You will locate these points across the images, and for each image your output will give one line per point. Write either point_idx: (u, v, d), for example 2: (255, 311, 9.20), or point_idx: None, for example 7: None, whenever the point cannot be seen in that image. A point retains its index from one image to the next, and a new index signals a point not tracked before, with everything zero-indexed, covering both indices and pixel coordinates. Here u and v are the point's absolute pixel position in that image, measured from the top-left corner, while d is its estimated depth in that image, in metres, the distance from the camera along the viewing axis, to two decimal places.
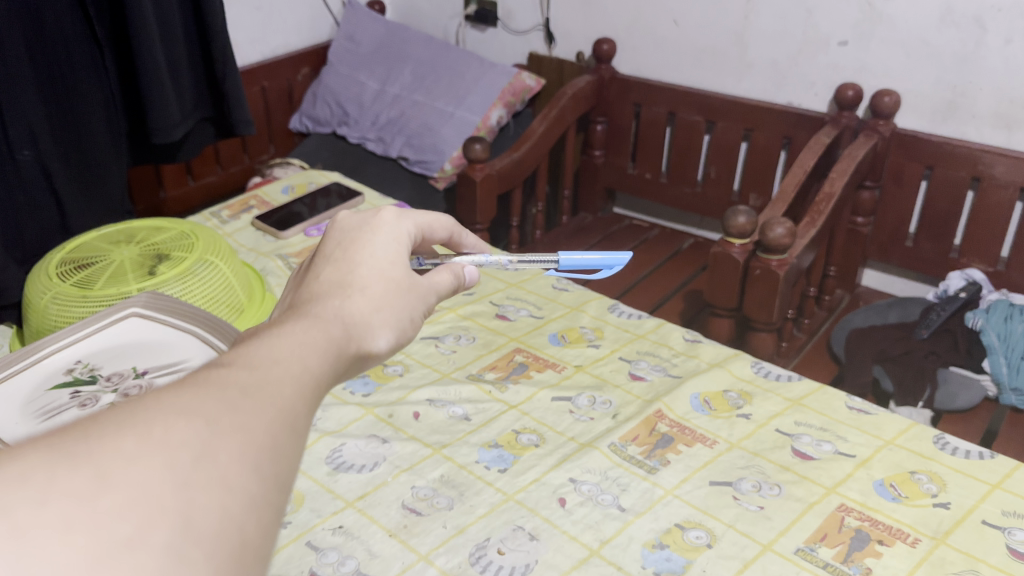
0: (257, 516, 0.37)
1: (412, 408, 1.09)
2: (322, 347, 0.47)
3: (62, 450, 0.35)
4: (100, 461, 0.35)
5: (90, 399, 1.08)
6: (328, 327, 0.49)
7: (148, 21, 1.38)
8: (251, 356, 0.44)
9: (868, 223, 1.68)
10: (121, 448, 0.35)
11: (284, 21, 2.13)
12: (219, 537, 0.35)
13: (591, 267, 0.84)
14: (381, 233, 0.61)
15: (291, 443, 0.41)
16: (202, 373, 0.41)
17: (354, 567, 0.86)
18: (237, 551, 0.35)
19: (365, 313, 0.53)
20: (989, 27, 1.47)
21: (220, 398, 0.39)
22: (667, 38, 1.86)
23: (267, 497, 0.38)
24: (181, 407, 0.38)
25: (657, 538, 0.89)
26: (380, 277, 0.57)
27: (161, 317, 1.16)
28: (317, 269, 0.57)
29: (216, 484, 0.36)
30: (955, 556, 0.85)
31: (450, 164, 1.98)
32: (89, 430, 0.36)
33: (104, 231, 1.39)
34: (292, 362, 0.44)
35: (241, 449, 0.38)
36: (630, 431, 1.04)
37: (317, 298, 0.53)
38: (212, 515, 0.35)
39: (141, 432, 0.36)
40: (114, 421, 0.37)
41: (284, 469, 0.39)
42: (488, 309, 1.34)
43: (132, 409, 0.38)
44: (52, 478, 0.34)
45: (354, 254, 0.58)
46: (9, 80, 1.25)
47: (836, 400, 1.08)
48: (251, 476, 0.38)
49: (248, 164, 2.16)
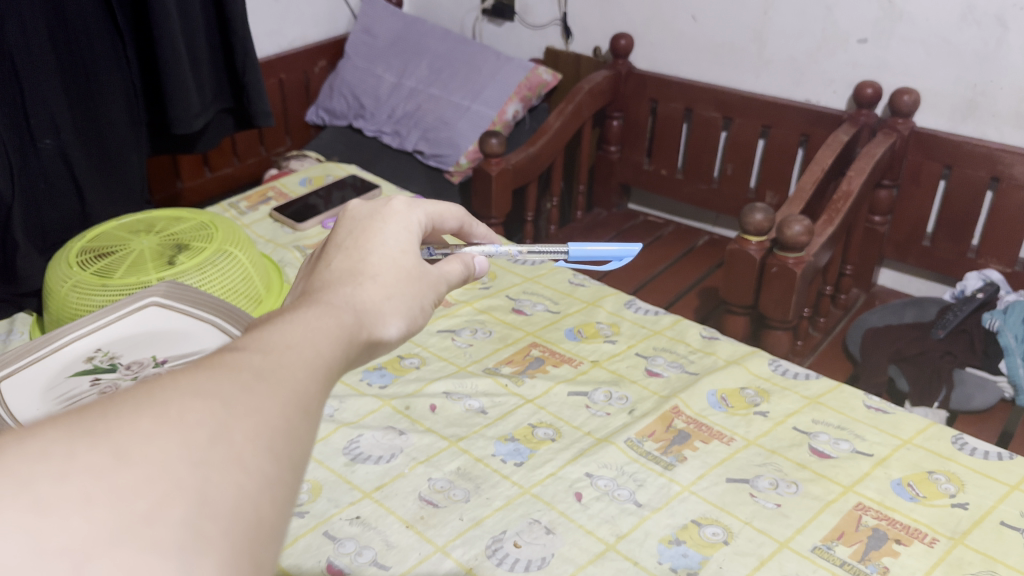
0: (271, 494, 0.37)
1: (429, 400, 1.09)
2: (334, 333, 0.47)
3: (82, 428, 0.36)
4: (118, 441, 0.35)
5: (110, 386, 1.11)
6: (340, 313, 0.50)
7: (169, 11, 1.39)
8: (265, 340, 0.44)
9: (886, 222, 1.67)
10: (138, 427, 0.36)
11: (302, 14, 2.14)
12: (235, 514, 0.35)
13: (602, 259, 0.83)
14: (394, 221, 0.61)
15: (306, 425, 0.41)
16: (219, 357, 0.42)
17: (372, 557, 0.86)
18: (253, 528, 0.35)
19: (376, 301, 0.53)
20: (1011, 25, 1.45)
21: (235, 380, 0.40)
22: (685, 33, 1.86)
23: (282, 476, 0.38)
24: (196, 388, 0.38)
25: (674, 534, 0.89)
26: (390, 265, 0.57)
27: (182, 307, 1.16)
28: (329, 257, 0.58)
29: (232, 463, 0.36)
30: (973, 557, 0.85)
31: (466, 158, 1.98)
32: (108, 409, 0.37)
33: (125, 220, 1.40)
34: (304, 347, 0.44)
35: (255, 429, 0.38)
36: (647, 427, 1.04)
37: (329, 286, 0.53)
38: (227, 492, 0.35)
39: (157, 411, 0.37)
40: (132, 400, 0.37)
41: (299, 451, 0.39)
42: (504, 302, 1.34)
43: (148, 390, 0.38)
44: (71, 455, 0.35)
45: (366, 243, 0.58)
46: (31, 67, 1.27)
47: (854, 399, 1.08)
48: (266, 456, 0.38)
49: (264, 156, 2.17)
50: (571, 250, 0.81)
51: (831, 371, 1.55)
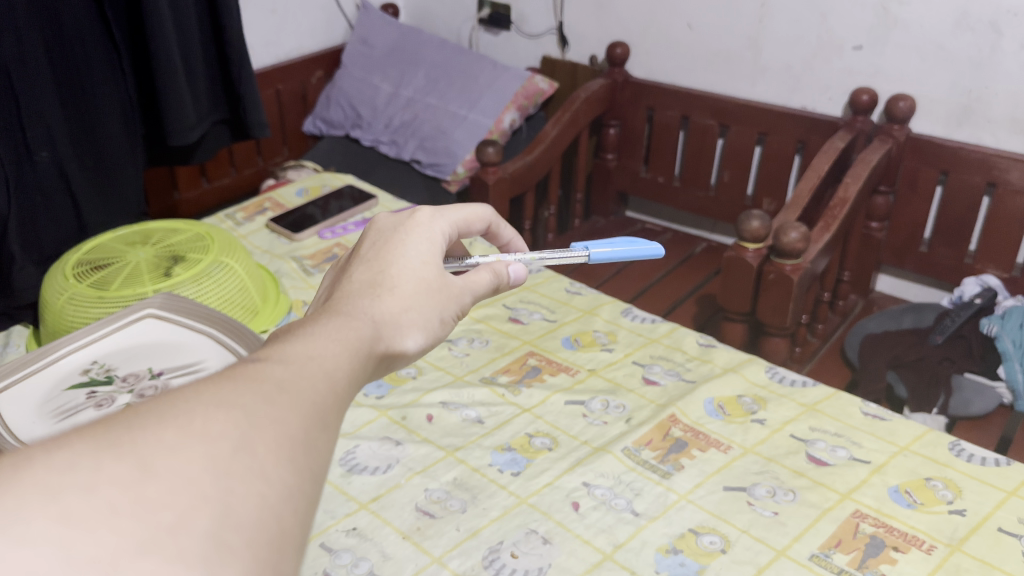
0: (294, 506, 0.37)
1: (425, 410, 1.09)
2: (353, 346, 0.48)
3: (107, 440, 0.36)
4: (142, 453, 0.36)
5: (107, 399, 1.09)
6: (359, 325, 0.50)
7: (165, 23, 1.39)
8: (287, 352, 0.45)
9: (883, 228, 1.67)
10: (163, 439, 0.37)
11: (298, 25, 2.14)
12: (258, 525, 0.36)
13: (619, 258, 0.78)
14: (416, 233, 0.61)
15: (324, 437, 0.41)
16: (241, 368, 0.43)
17: (368, 568, 0.86)
18: (277, 538, 0.36)
19: (395, 313, 0.53)
20: (1005, 32, 1.46)
21: (258, 392, 0.41)
22: (680, 41, 1.86)
23: (302, 487, 0.38)
24: (219, 399, 0.39)
25: (671, 543, 0.88)
26: (411, 276, 0.57)
27: (181, 319, 1.17)
28: (350, 269, 0.58)
29: (255, 475, 0.37)
30: (970, 563, 0.85)
31: (463, 167, 1.99)
32: (132, 421, 0.38)
33: (120, 232, 1.40)
34: (326, 358, 0.45)
35: (277, 441, 0.39)
36: (643, 436, 1.04)
37: (349, 297, 0.54)
38: (250, 504, 0.36)
39: (181, 423, 0.38)
40: (155, 412, 0.38)
41: (319, 463, 0.40)
42: (501, 312, 1.34)
43: (172, 401, 0.39)
44: (97, 467, 0.35)
45: (386, 255, 0.58)
46: (28, 81, 1.27)
47: (851, 406, 1.08)
48: (288, 468, 0.38)
49: (261, 167, 2.18)
50: (593, 254, 0.76)
51: (829, 378, 1.55)
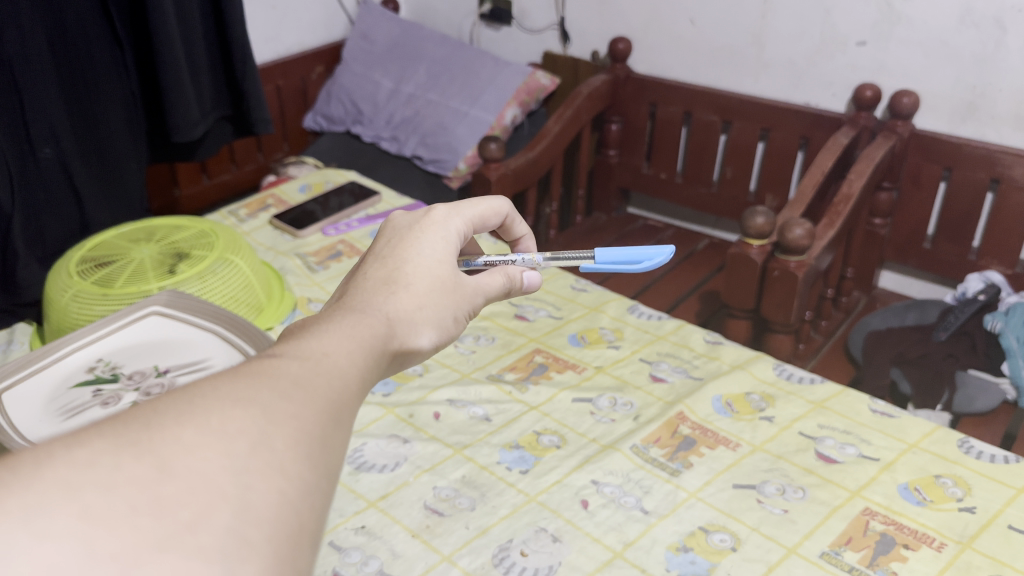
0: (311, 502, 0.37)
1: (432, 408, 1.09)
2: (367, 342, 0.47)
3: (126, 438, 0.36)
4: (160, 451, 0.36)
5: (113, 397, 1.08)
6: (373, 322, 0.50)
7: (168, 18, 1.38)
8: (302, 348, 0.45)
9: (886, 225, 1.66)
10: (181, 437, 0.36)
11: (298, 20, 2.13)
12: (277, 521, 0.35)
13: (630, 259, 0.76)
14: (431, 232, 0.60)
15: (339, 433, 0.41)
16: (257, 365, 0.42)
17: (377, 567, 0.86)
18: (295, 534, 0.35)
19: (409, 311, 0.53)
20: (1009, 28, 1.45)
21: (274, 388, 0.40)
22: (683, 36, 1.86)
23: (318, 484, 0.38)
24: (235, 396, 0.39)
25: (681, 541, 0.88)
26: (425, 275, 0.57)
27: (186, 316, 1.18)
28: (365, 267, 0.58)
29: (273, 470, 0.37)
30: (981, 560, 0.85)
31: (465, 163, 1.98)
32: (151, 418, 0.37)
33: (124, 229, 1.39)
34: (340, 355, 0.45)
35: (295, 437, 0.38)
36: (652, 432, 1.04)
37: (363, 294, 0.53)
38: (270, 500, 0.36)
39: (200, 421, 0.37)
40: (173, 409, 0.38)
41: (334, 459, 0.40)
42: (507, 309, 1.33)
43: (188, 397, 0.39)
44: (116, 466, 0.35)
45: (401, 252, 0.58)
46: (31, 76, 1.26)
47: (859, 403, 1.08)
48: (306, 465, 0.38)
49: (262, 162, 2.17)
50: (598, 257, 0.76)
51: (832, 374, 1.55)
